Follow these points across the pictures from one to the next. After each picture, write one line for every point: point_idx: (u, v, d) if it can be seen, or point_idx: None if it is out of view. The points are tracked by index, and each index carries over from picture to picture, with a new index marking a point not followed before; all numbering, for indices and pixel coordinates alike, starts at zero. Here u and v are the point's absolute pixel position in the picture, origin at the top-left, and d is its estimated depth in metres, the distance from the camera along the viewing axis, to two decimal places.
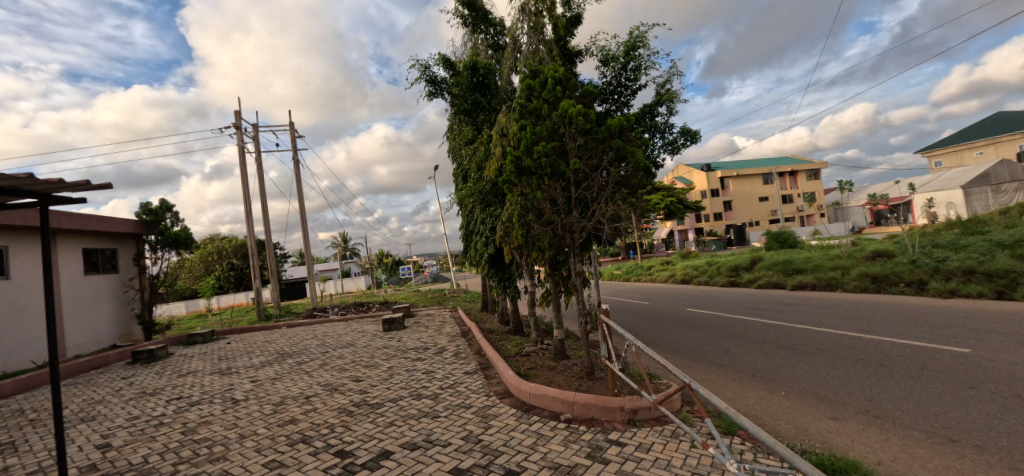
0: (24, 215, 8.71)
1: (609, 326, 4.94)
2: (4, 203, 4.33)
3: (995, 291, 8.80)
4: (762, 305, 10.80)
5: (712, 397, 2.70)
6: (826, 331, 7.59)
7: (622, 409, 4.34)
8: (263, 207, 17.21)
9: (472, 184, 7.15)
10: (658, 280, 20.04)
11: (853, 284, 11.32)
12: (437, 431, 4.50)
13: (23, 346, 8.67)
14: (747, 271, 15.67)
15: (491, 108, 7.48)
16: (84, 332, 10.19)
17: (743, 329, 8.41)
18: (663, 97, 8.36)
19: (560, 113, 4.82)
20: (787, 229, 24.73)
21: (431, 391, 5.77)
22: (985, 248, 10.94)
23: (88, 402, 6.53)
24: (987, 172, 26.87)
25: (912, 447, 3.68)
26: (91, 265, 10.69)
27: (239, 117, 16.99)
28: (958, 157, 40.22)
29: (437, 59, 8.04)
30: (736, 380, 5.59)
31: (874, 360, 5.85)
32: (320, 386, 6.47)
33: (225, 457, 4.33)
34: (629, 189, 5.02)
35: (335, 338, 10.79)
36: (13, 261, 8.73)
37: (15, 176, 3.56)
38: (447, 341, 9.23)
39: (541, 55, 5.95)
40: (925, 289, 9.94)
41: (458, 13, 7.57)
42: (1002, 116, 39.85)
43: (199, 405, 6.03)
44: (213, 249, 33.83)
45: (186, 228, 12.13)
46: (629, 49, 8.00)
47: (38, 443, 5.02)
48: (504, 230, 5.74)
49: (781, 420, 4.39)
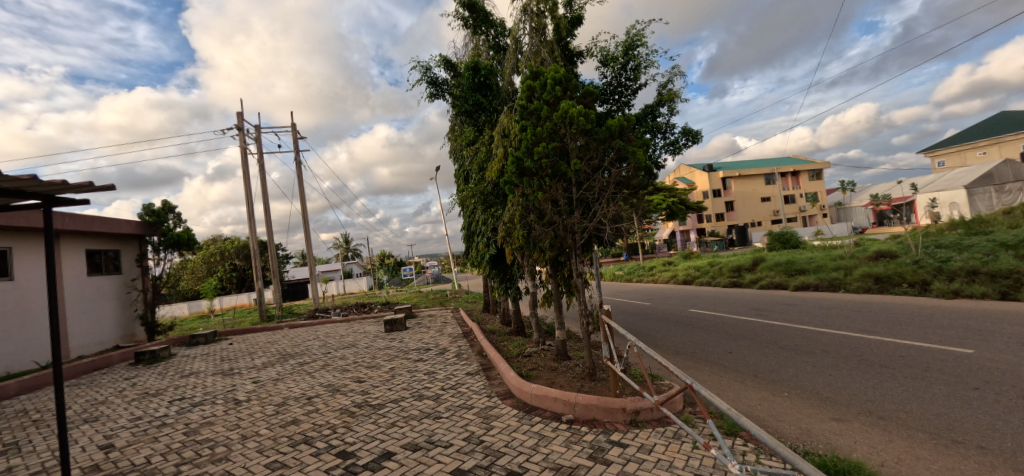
0: (28, 217, 8.75)
1: (610, 326, 4.91)
2: (9, 205, 4.35)
3: (999, 291, 8.76)
4: (764, 306, 10.77)
5: (713, 398, 2.69)
6: (829, 332, 7.57)
7: (624, 410, 4.33)
8: (265, 208, 17.25)
9: (474, 185, 7.16)
10: (661, 281, 20.00)
11: (856, 285, 11.30)
12: (439, 432, 4.50)
13: (27, 347, 8.71)
14: (750, 272, 15.62)
15: (492, 109, 7.49)
16: (87, 333, 10.21)
17: (746, 330, 8.38)
18: (664, 97, 8.35)
19: (560, 114, 4.81)
20: (789, 229, 24.69)
21: (433, 392, 5.77)
22: (989, 248, 10.90)
23: (91, 403, 6.55)
24: (991, 173, 26.78)
25: (916, 449, 3.66)
26: (95, 266, 10.73)
27: (241, 118, 17.06)
28: (961, 157, 40.07)
29: (439, 60, 8.07)
30: (739, 382, 5.57)
31: (878, 361, 5.82)
32: (322, 386, 6.48)
33: (227, 457, 4.33)
34: (630, 190, 5.01)
35: (337, 339, 10.79)
36: (17, 262, 8.77)
37: (19, 178, 3.58)
38: (448, 341, 9.22)
39: (543, 55, 5.95)
40: (928, 289, 9.91)
41: (459, 15, 7.58)
42: (1006, 115, 39.70)
43: (202, 405, 6.04)
44: (216, 250, 33.92)
45: (188, 229, 12.16)
46: (628, 48, 8.00)
47: (42, 444, 5.04)
48: (505, 230, 5.74)
49: (784, 421, 4.37)
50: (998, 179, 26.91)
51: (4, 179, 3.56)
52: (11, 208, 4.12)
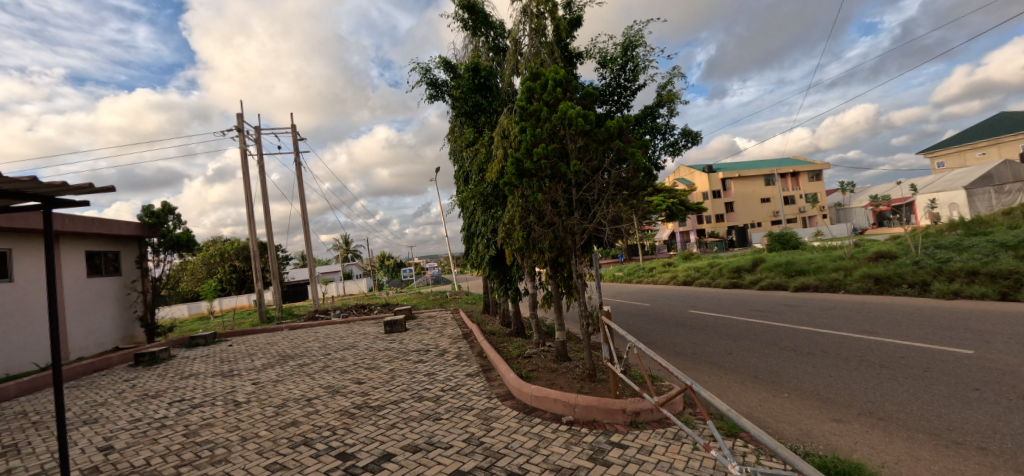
0: (27, 219, 8.74)
1: (611, 327, 4.90)
2: (9, 206, 4.34)
3: (999, 292, 8.76)
4: (764, 306, 10.77)
5: (713, 399, 2.69)
6: (828, 332, 7.57)
7: (624, 411, 4.33)
8: (265, 209, 17.24)
9: (473, 186, 7.17)
10: (661, 282, 20.00)
11: (856, 285, 11.30)
12: (438, 433, 4.49)
13: (27, 348, 8.70)
14: (750, 273, 15.61)
15: (491, 110, 7.50)
16: (86, 334, 10.20)
17: (746, 330, 8.38)
18: (663, 97, 8.36)
19: (559, 115, 4.82)
20: (789, 230, 24.69)
21: (433, 394, 5.76)
22: (989, 248, 10.90)
23: (90, 405, 6.53)
24: (990, 173, 26.80)
25: (916, 449, 3.66)
26: (94, 268, 10.72)
27: (241, 120, 17.07)
28: (961, 158, 40.10)
29: (438, 62, 8.08)
30: (739, 382, 5.57)
31: (878, 361, 5.83)
32: (321, 388, 6.47)
33: (226, 459, 4.32)
34: (630, 191, 5.01)
35: (336, 341, 10.77)
36: (17, 264, 8.76)
37: (19, 180, 3.57)
38: (448, 343, 9.21)
39: (543, 56, 5.96)
40: (928, 290, 9.91)
41: (458, 17, 7.59)
42: (1005, 116, 39.73)
43: (201, 407, 6.03)
44: (216, 252, 33.91)
45: (187, 230, 12.16)
46: (626, 49, 8.01)
47: (41, 446, 5.02)
48: (505, 231, 5.74)
49: (784, 422, 4.37)
50: (998, 179, 26.93)
51: (4, 180, 3.56)
52: (10, 210, 4.11)
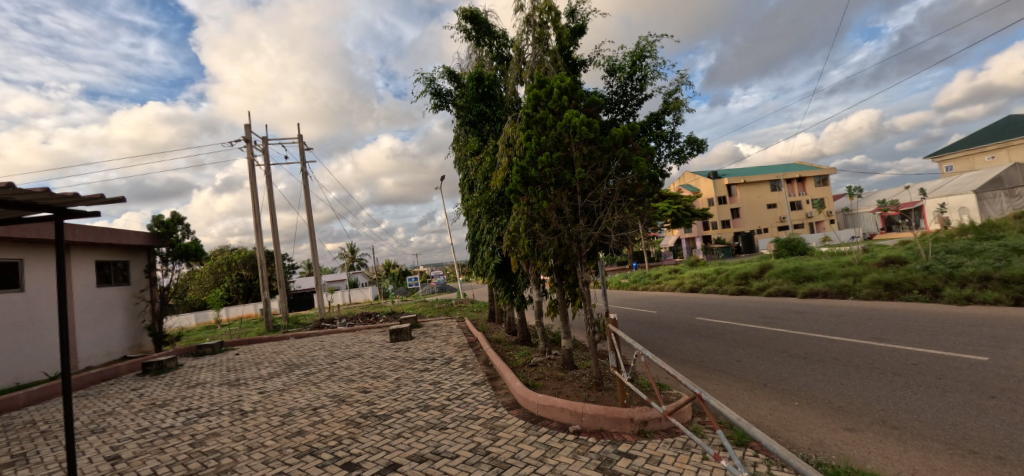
0: (39, 228, 8.87)
1: (618, 335, 4.79)
2: (19, 218, 4.39)
3: (1013, 297, 8.59)
4: (772, 313, 10.70)
5: (722, 407, 2.64)
6: (839, 339, 7.48)
7: (632, 420, 4.28)
8: (272, 218, 17.34)
9: (478, 194, 7.26)
10: (665, 288, 19.99)
11: (865, 291, 11.15)
12: (444, 443, 4.46)
13: (36, 358, 8.76)
14: (757, 279, 15.50)
15: (495, 119, 7.52)
16: (95, 343, 10.27)
17: (753, 338, 8.32)
18: (669, 105, 8.36)
19: (563, 123, 4.82)
20: (797, 236, 24.50)
21: (439, 403, 5.74)
22: (1001, 253, 10.77)
23: (98, 414, 6.57)
24: (1001, 177, 26.17)
25: (932, 459, 3.58)
26: (103, 277, 10.81)
27: (248, 130, 17.29)
28: (970, 161, 39.63)
29: (442, 71, 8.16)
30: (748, 391, 5.52)
31: (891, 369, 5.74)
32: (327, 397, 6.47)
33: (232, 469, 4.32)
34: (635, 198, 4.98)
35: (343, 349, 10.83)
36: (27, 273, 8.86)
37: (32, 190, 3.63)
38: (454, 351, 9.22)
39: (546, 65, 5.99)
40: (940, 296, 9.74)
41: (461, 28, 7.68)
42: (1014, 118, 39.23)
43: (207, 417, 6.04)
44: (223, 261, 34.37)
45: (196, 240, 12.33)
46: (636, 58, 8.03)
47: (48, 455, 5.03)
48: (511, 239, 5.66)
49: (795, 431, 4.30)
50: (1008, 183, 26.34)
51: (17, 191, 3.62)
52: (23, 221, 4.17)
